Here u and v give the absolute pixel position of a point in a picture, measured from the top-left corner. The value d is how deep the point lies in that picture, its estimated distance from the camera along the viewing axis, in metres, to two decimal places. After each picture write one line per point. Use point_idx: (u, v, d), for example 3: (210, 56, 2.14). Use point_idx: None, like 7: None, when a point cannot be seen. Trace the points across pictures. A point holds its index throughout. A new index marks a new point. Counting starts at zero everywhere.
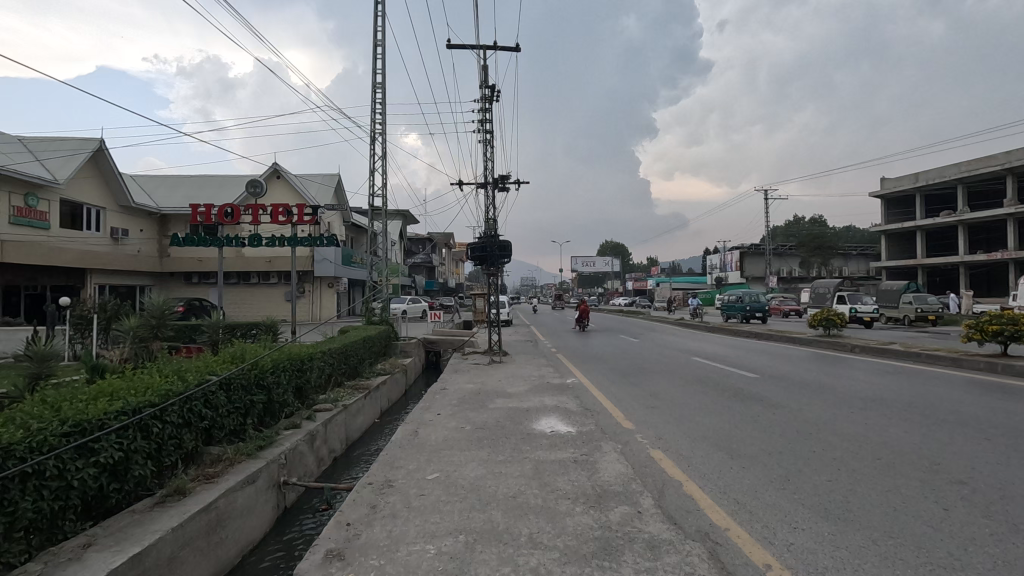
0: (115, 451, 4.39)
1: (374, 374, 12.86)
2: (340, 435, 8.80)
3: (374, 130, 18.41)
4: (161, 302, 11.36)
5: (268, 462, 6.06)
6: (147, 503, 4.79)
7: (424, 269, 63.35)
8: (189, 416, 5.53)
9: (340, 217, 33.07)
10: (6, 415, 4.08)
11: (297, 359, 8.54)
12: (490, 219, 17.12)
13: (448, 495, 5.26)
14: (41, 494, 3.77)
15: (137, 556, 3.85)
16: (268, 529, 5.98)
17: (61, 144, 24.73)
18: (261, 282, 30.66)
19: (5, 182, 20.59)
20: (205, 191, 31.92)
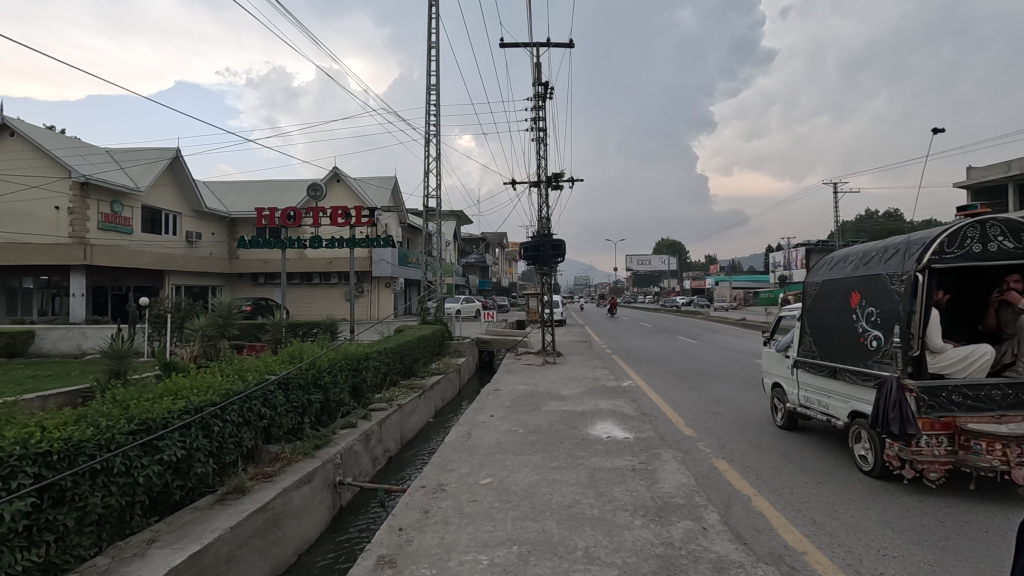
0: (178, 450, 4.52)
1: (428, 373, 12.93)
2: (394, 435, 8.87)
3: (428, 131, 18.57)
4: (228, 302, 11.81)
5: (323, 462, 6.13)
6: (209, 500, 4.92)
7: (478, 269, 63.90)
8: (248, 414, 5.66)
9: (396, 219, 33.80)
10: (80, 413, 4.26)
11: (353, 359, 8.67)
12: (543, 218, 16.92)
13: (501, 502, 5.10)
14: (111, 489, 3.89)
15: (197, 554, 3.92)
16: (323, 529, 6.04)
17: (142, 154, 26.55)
18: (322, 282, 31.77)
19: (92, 191, 22.34)
20: (270, 195, 33.39)
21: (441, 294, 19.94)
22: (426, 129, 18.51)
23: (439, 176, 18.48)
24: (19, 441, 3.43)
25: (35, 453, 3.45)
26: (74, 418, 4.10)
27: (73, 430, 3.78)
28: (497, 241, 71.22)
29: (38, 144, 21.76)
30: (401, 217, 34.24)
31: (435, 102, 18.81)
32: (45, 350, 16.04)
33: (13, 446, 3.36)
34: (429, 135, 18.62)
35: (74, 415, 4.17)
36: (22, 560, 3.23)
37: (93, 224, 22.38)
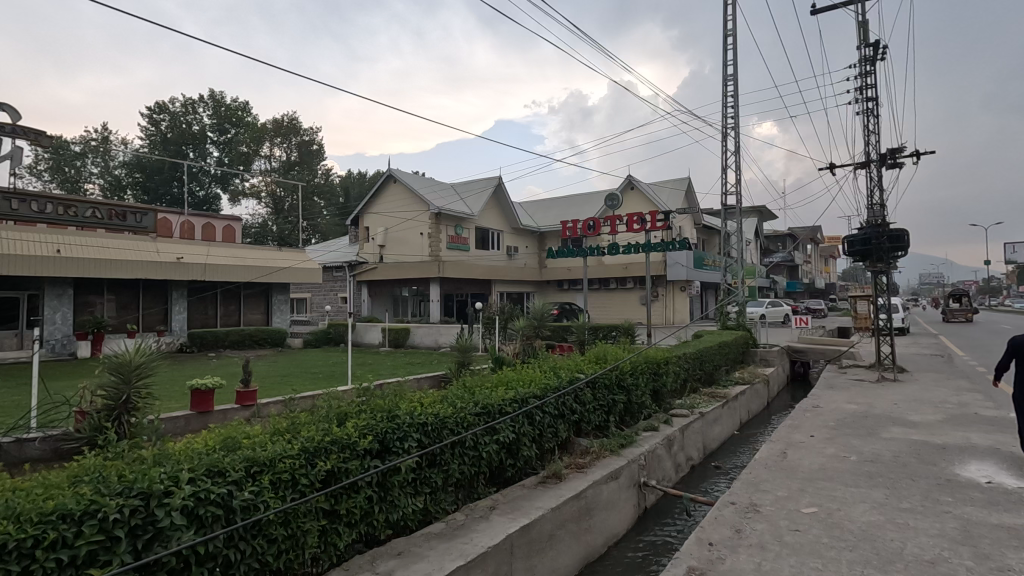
0: (510, 433, 5.30)
1: (731, 382, 12.06)
2: (697, 443, 8.58)
3: (726, 123, 17.40)
4: (541, 305, 13.33)
5: (629, 460, 6.32)
6: (534, 480, 5.62)
7: (785, 269, 57.12)
8: (562, 409, 6.25)
9: (691, 220, 32.77)
10: (444, 394, 5.37)
11: (654, 363, 8.69)
12: (874, 204, 14.01)
13: (831, 538, 4.38)
14: (465, 459, 4.80)
15: (526, 526, 4.49)
16: (631, 526, 6.22)
17: (476, 184, 32.30)
18: (619, 287, 32.99)
19: (443, 219, 28.26)
20: (572, 208, 36.35)
21: (742, 297, 18.33)
22: (724, 123, 17.41)
23: (739, 170, 17.04)
24: (408, 412, 4.51)
25: (418, 423, 4.47)
26: (440, 398, 5.19)
27: (440, 408, 4.78)
28: (809, 234, 61.98)
29: (409, 187, 28.67)
30: (695, 218, 33.03)
31: (733, 92, 17.49)
32: (417, 343, 20.78)
33: (404, 416, 4.43)
34: (727, 128, 17.44)
35: (440, 395, 5.28)
36: (412, 504, 4.26)
37: (444, 244, 28.29)
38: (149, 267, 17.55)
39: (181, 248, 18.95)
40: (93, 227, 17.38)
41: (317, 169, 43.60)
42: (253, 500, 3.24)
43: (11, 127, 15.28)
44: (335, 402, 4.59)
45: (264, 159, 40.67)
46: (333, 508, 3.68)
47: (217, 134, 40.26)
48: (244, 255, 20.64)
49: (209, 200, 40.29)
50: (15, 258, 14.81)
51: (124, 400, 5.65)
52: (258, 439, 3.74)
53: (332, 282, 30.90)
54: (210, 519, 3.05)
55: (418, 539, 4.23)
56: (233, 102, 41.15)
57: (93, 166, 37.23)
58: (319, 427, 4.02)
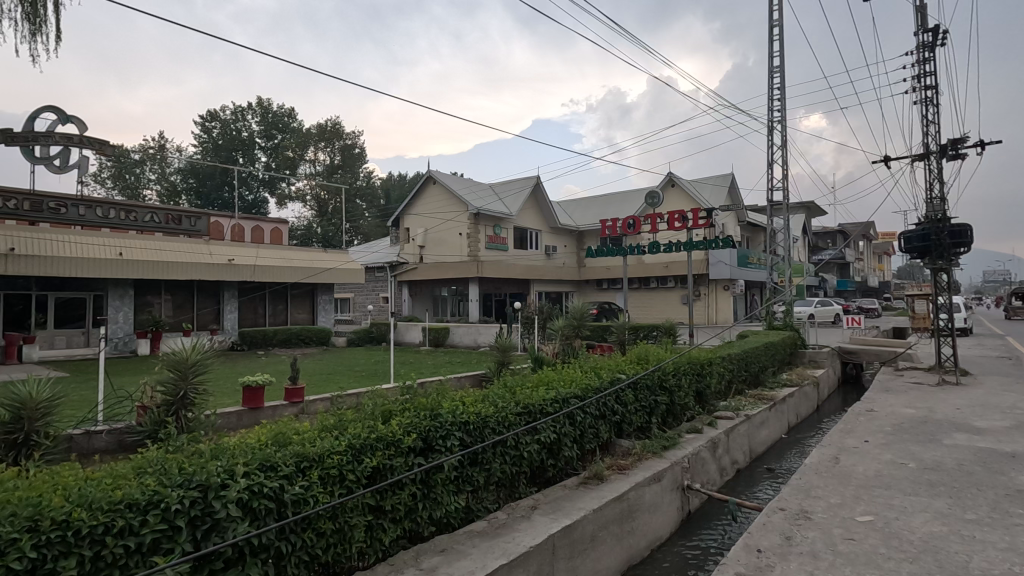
0: (551, 433, 5.29)
1: (779, 384, 11.66)
2: (743, 446, 8.34)
3: (772, 117, 16.83)
4: (580, 305, 13.24)
5: (672, 463, 6.20)
6: (575, 481, 5.60)
7: (835, 267, 54.88)
8: (604, 409, 6.19)
9: (735, 217, 31.89)
10: (485, 393, 5.40)
11: (697, 364, 8.50)
12: (934, 198, 13.28)
13: (889, 549, 4.18)
14: (506, 458, 4.82)
15: (569, 527, 4.48)
16: (675, 530, 6.10)
17: (514, 184, 32.36)
18: (660, 286, 32.43)
19: (481, 219, 28.45)
20: (611, 206, 35.95)
21: (790, 296, 17.70)
22: (770, 116, 16.85)
23: (786, 165, 16.46)
24: (451, 411, 4.56)
25: (461, 422, 4.51)
26: (481, 398, 5.22)
27: (482, 407, 4.81)
28: (861, 230, 59.34)
29: (448, 188, 28.97)
30: (739, 215, 32.12)
31: (780, 84, 16.90)
32: (456, 342, 20.98)
33: (447, 415, 4.48)
34: (773, 122, 16.87)
35: (481, 395, 5.32)
36: (455, 502, 4.31)
37: (482, 244, 28.48)
38: (202, 268, 18.36)
39: (232, 250, 19.72)
40: (151, 231, 18.32)
41: (359, 172, 44.59)
42: (304, 495, 3.35)
43: (76, 138, 16.24)
44: (380, 400, 4.68)
45: (308, 163, 41.88)
46: (378, 504, 3.76)
47: (265, 140, 41.70)
48: (290, 256, 21.30)
49: (258, 204, 41.82)
50: (81, 261, 15.74)
51: (182, 395, 5.95)
52: (307, 436, 3.85)
53: (374, 282, 31.55)
54: (264, 512, 3.17)
55: (461, 537, 4.27)
56: (280, 109, 42.53)
57: (151, 173, 39.21)
58: (365, 424, 4.11)
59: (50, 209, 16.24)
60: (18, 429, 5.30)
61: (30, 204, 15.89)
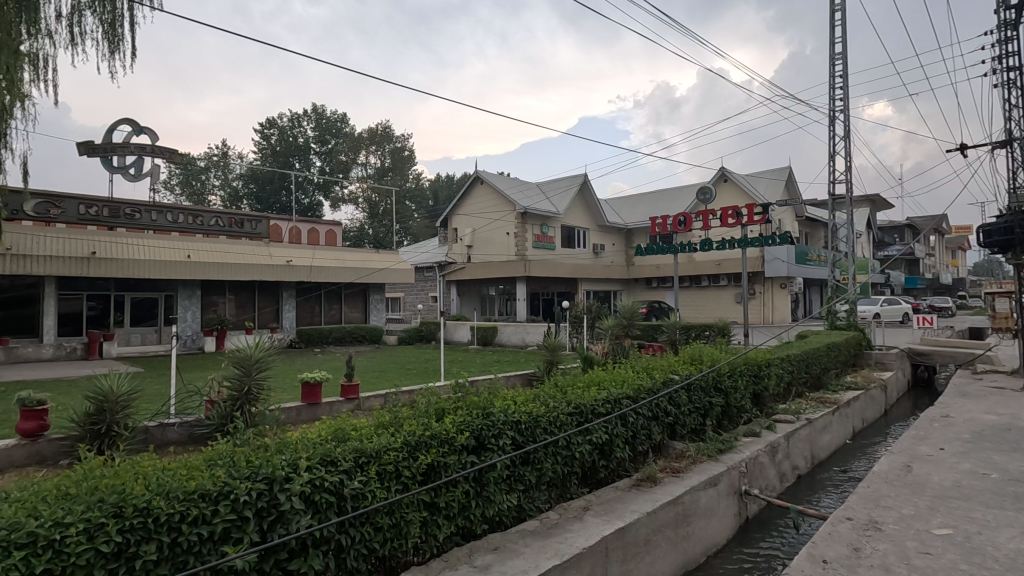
0: (603, 434, 5.23)
1: (842, 387, 11.10)
2: (804, 452, 7.99)
3: (833, 106, 16.02)
4: (630, 304, 13.04)
5: (729, 467, 6.01)
6: (627, 482, 5.51)
7: (903, 263, 51.80)
8: (656, 411, 6.07)
9: (792, 212, 30.58)
10: (536, 392, 5.40)
11: (755, 365, 8.20)
12: (1017, 188, 12.30)
13: (969, 565, 3.90)
14: (558, 458, 4.80)
15: (622, 529, 4.41)
16: (731, 537, 5.90)
17: (561, 183, 32.23)
18: (712, 284, 31.51)
19: (528, 219, 28.49)
20: (661, 203, 35.20)
21: (853, 295, 16.81)
22: (831, 106, 16.06)
23: (849, 156, 15.66)
24: (503, 410, 4.57)
25: (512, 421, 4.52)
26: (532, 397, 5.22)
27: (533, 407, 4.81)
28: (933, 224, 55.65)
29: (496, 187, 29.15)
30: (797, 210, 30.80)
31: (842, 71, 16.07)
32: (504, 341, 21.06)
33: (499, 414, 4.50)
34: (834, 112, 16.06)
35: (532, 394, 5.32)
36: (507, 501, 4.32)
37: (529, 244, 28.51)
38: (263, 269, 19.20)
39: (290, 252, 20.55)
40: (216, 234, 19.34)
41: (408, 174, 45.51)
42: (362, 490, 3.44)
43: (149, 148, 17.32)
44: (433, 397, 4.75)
45: (360, 166, 43.11)
46: (433, 501, 3.81)
47: (319, 145, 43.23)
48: (344, 256, 21.97)
49: (313, 207, 43.40)
50: (154, 263, 16.78)
51: (246, 391, 6.26)
52: (364, 432, 3.95)
53: (423, 282, 32.17)
54: (325, 505, 3.28)
55: (513, 535, 4.28)
56: (333, 114, 43.95)
57: (215, 179, 41.38)
58: (419, 421, 4.18)
59: (125, 215, 17.38)
60: (101, 420, 5.74)
61: (109, 211, 17.05)
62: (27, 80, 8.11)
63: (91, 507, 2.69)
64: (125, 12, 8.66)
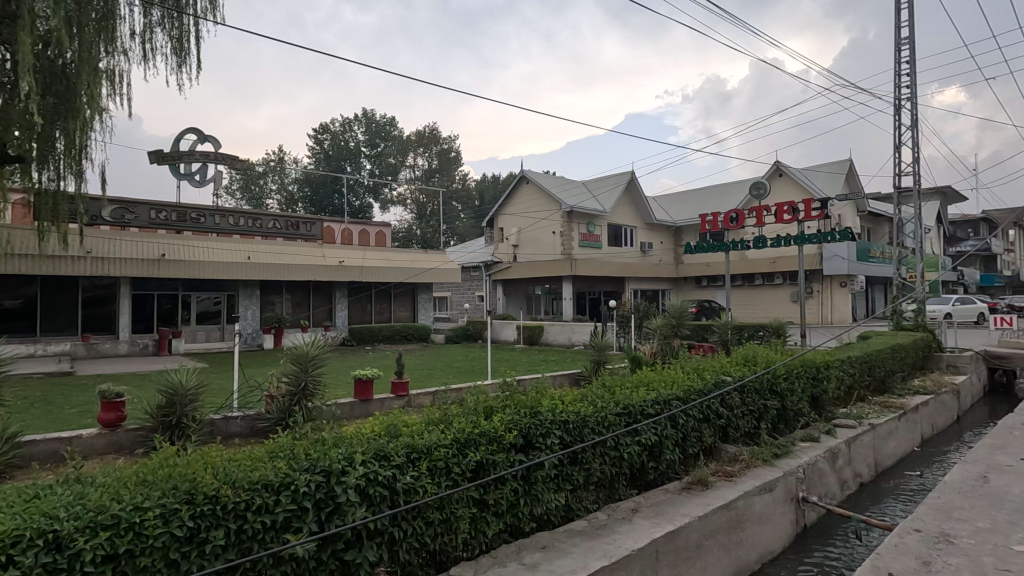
0: (652, 435, 5.16)
1: (909, 392, 10.49)
2: (867, 459, 7.61)
3: (899, 94, 15.15)
4: (680, 304, 12.76)
5: (785, 473, 5.80)
6: (677, 485, 5.41)
7: (978, 260, 48.35)
8: (707, 413, 5.92)
9: (853, 207, 29.12)
10: (584, 392, 5.37)
11: (813, 367, 7.87)
12: None
13: None
14: (606, 459, 4.77)
15: (673, 533, 4.34)
16: (788, 545, 5.69)
17: (607, 181, 31.88)
18: (766, 283, 30.41)
19: (575, 218, 28.32)
20: (711, 200, 34.24)
21: (921, 294, 15.85)
22: (896, 95, 15.19)
23: (915, 147, 14.78)
24: (550, 410, 4.58)
25: (560, 420, 4.52)
26: (579, 396, 5.20)
27: (581, 407, 4.80)
28: (1011, 218, 51.75)
29: (542, 187, 29.13)
30: (858, 204, 29.30)
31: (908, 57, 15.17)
32: (550, 341, 21.01)
33: (547, 413, 4.50)
34: (900, 101, 15.18)
35: (580, 394, 5.29)
36: (555, 499, 4.32)
37: (576, 243, 28.35)
38: (317, 269, 19.91)
39: (342, 252, 21.23)
40: (274, 236, 20.20)
41: (455, 175, 46.08)
42: (414, 485, 3.53)
43: (213, 155, 18.28)
44: (482, 396, 4.80)
45: (409, 169, 44.01)
46: (482, 497, 3.87)
47: (369, 148, 44.41)
48: (394, 256, 22.50)
49: (364, 209, 44.59)
50: (217, 264, 17.70)
51: (303, 386, 6.53)
52: (415, 428, 4.05)
53: (470, 281, 32.50)
54: (378, 499, 3.38)
55: (562, 535, 4.28)
56: (382, 119, 45.03)
57: (272, 184, 43.17)
58: (468, 419, 4.24)
59: (191, 219, 18.40)
60: (172, 412, 6.10)
61: (176, 215, 18.08)
62: (105, 95, 8.70)
63: (167, 493, 2.88)
64: (191, 28, 9.19)
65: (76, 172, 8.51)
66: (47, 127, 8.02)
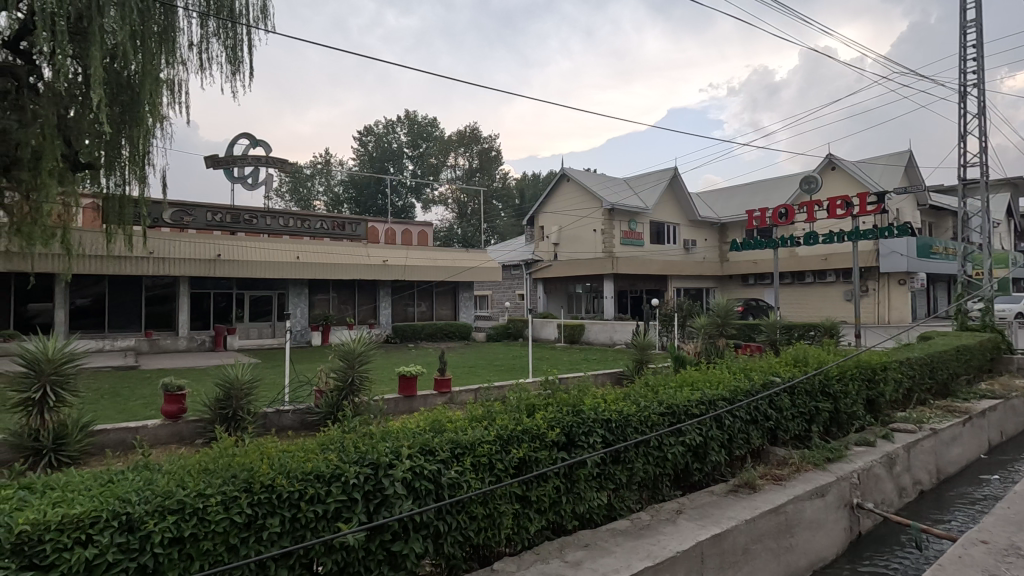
0: (697, 436, 5.06)
1: (975, 395, 9.91)
2: (928, 465, 7.24)
3: (964, 81, 14.30)
4: (725, 302, 12.45)
5: (839, 477, 5.60)
6: (723, 487, 5.29)
7: None
8: (755, 414, 5.77)
9: (912, 201, 27.65)
10: (626, 391, 5.33)
11: (869, 368, 7.53)
12: None
13: None
14: (649, 459, 4.72)
15: (719, 536, 4.26)
16: (842, 552, 5.48)
17: (650, 177, 31.37)
18: (817, 281, 29.27)
19: (616, 215, 28.02)
20: (759, 195, 33.19)
21: (989, 292, 14.88)
22: (961, 81, 14.34)
23: (982, 136, 13.93)
24: (593, 408, 4.57)
25: (603, 419, 4.51)
26: (622, 395, 5.17)
27: (624, 405, 4.76)
28: None
29: (582, 185, 28.95)
30: (918, 198, 27.80)
31: (974, 41, 14.30)
32: (592, 339, 20.88)
33: (589, 412, 4.50)
34: (965, 88, 14.33)
35: (622, 393, 5.25)
36: (597, 498, 4.31)
37: (617, 240, 28.05)
38: (363, 269, 20.43)
39: (386, 252, 21.69)
40: (321, 237, 20.85)
41: (496, 174, 46.33)
42: (458, 479, 3.59)
43: (264, 159, 18.99)
44: (524, 393, 4.84)
45: (450, 169, 44.60)
46: (525, 494, 3.90)
47: (412, 149, 45.16)
48: (436, 255, 22.83)
49: (406, 209, 45.40)
50: (268, 264, 18.41)
51: (351, 382, 6.73)
52: (459, 424, 4.12)
53: (511, 280, 32.64)
54: (424, 492, 3.47)
55: (604, 534, 4.27)
56: (424, 120, 45.74)
57: (319, 185, 44.53)
58: (510, 416, 4.28)
59: (244, 221, 19.18)
60: (229, 405, 6.40)
61: (231, 217, 18.89)
62: (165, 104, 9.17)
63: (226, 481, 3.03)
64: (244, 37, 9.59)
65: (140, 178, 8.98)
66: (114, 136, 8.54)
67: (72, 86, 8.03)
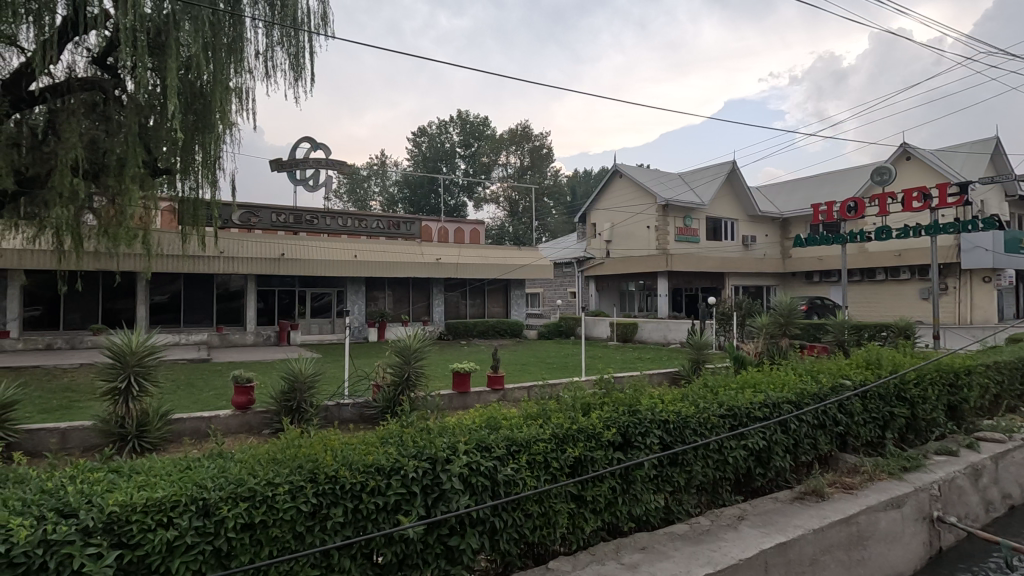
0: (760, 440, 4.86)
1: None
2: (1019, 478, 6.66)
3: None
4: (789, 301, 11.92)
5: (917, 488, 5.24)
6: (788, 494, 5.06)
7: None
8: (823, 418, 5.48)
9: (998, 191, 25.52)
10: (684, 392, 5.18)
11: (950, 372, 7.00)
12: None
13: None
14: (709, 461, 4.57)
15: (784, 545, 4.07)
16: (919, 567, 5.13)
17: (706, 172, 30.43)
18: (890, 278, 27.54)
19: (670, 211, 27.37)
20: (825, 188, 31.53)
21: None
22: None
23: None
24: (650, 408, 4.47)
25: (660, 419, 4.41)
26: (680, 396, 5.03)
27: (682, 406, 4.63)
28: None
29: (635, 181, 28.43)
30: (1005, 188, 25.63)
31: None
32: (645, 338, 20.52)
33: (646, 412, 4.40)
34: None
35: (679, 393, 5.11)
36: (655, 500, 4.22)
37: (671, 237, 27.40)
38: (417, 267, 20.87)
39: (439, 250, 22.05)
40: (378, 236, 21.45)
41: (547, 171, 46.19)
42: (514, 477, 3.60)
43: (323, 161, 19.72)
44: (578, 392, 4.79)
45: (502, 167, 44.91)
46: (580, 493, 3.86)
47: (464, 148, 45.69)
48: (487, 253, 23.01)
49: (459, 208, 46.05)
50: (327, 262, 19.13)
51: (407, 377, 6.89)
52: (514, 421, 4.13)
53: (562, 277, 32.50)
54: (480, 488, 3.49)
55: (662, 537, 4.17)
56: (476, 119, 46.15)
57: (376, 186, 45.88)
58: (566, 415, 4.25)
59: (306, 221, 19.97)
60: (293, 397, 6.68)
61: (294, 218, 19.71)
62: (235, 111, 9.66)
63: (293, 471, 3.15)
64: (306, 44, 9.95)
65: (212, 181, 9.48)
66: (188, 143, 9.06)
67: (151, 96, 8.58)
